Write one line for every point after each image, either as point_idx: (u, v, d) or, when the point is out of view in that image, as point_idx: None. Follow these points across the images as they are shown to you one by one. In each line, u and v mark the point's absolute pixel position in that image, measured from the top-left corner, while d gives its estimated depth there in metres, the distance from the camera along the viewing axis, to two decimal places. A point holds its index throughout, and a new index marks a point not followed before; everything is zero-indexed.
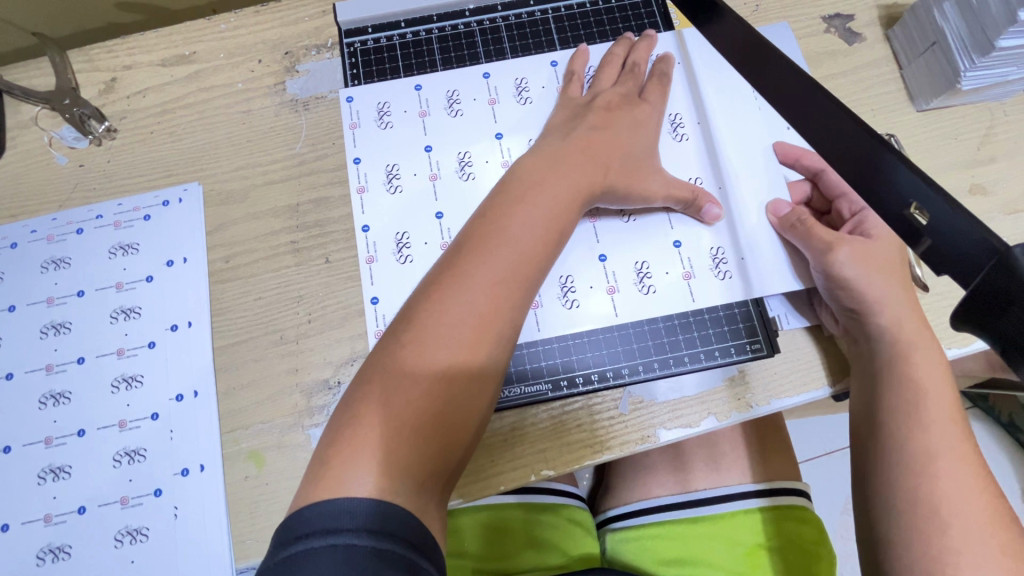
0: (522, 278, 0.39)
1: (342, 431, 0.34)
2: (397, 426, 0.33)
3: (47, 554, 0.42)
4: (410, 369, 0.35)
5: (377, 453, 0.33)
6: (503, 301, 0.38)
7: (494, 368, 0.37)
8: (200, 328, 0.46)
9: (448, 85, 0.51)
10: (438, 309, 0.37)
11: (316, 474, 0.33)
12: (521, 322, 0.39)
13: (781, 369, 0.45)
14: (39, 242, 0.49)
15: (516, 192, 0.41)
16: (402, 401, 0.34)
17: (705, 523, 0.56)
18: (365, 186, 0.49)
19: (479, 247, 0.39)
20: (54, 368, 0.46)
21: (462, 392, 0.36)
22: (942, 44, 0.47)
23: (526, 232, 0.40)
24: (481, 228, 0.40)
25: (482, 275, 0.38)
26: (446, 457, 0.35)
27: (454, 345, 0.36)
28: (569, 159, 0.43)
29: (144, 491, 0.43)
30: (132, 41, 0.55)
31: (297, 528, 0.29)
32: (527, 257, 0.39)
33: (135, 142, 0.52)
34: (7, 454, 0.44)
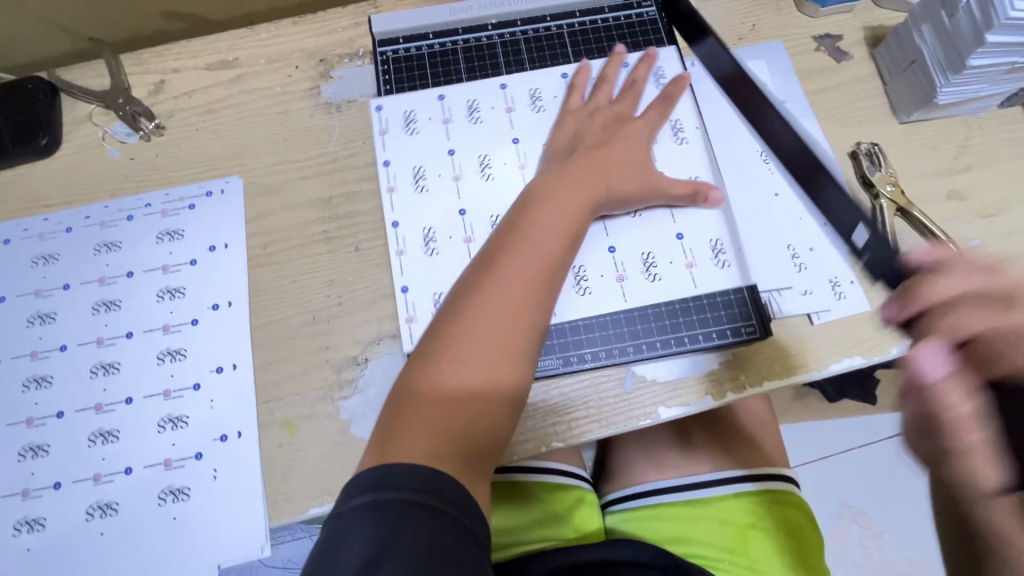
0: (546, 280, 0.45)
1: (399, 412, 0.40)
2: (446, 408, 0.40)
3: (96, 510, 0.46)
4: (451, 363, 0.41)
5: (427, 433, 0.39)
6: (530, 300, 0.44)
7: (528, 357, 0.43)
8: (239, 308, 0.51)
9: (466, 95, 0.56)
10: (474, 309, 0.43)
11: (379, 445, 0.39)
12: (547, 317, 0.45)
13: (772, 352, 0.48)
14: (93, 227, 0.53)
15: (536, 205, 0.47)
16: (445, 387, 0.41)
17: (701, 504, 0.62)
18: (395, 185, 0.54)
19: (510, 258, 0.44)
20: (105, 341, 0.50)
21: (501, 377, 0.42)
22: (920, 62, 0.52)
23: (544, 240, 0.46)
24: (508, 239, 0.46)
25: (511, 279, 0.44)
26: (489, 436, 0.41)
27: (490, 339, 0.42)
28: (577, 175, 0.49)
29: (186, 454, 0.47)
30: (180, 47, 0.60)
31: (349, 488, 0.36)
32: (549, 263, 0.45)
33: (181, 138, 0.57)
34: (61, 418, 0.48)
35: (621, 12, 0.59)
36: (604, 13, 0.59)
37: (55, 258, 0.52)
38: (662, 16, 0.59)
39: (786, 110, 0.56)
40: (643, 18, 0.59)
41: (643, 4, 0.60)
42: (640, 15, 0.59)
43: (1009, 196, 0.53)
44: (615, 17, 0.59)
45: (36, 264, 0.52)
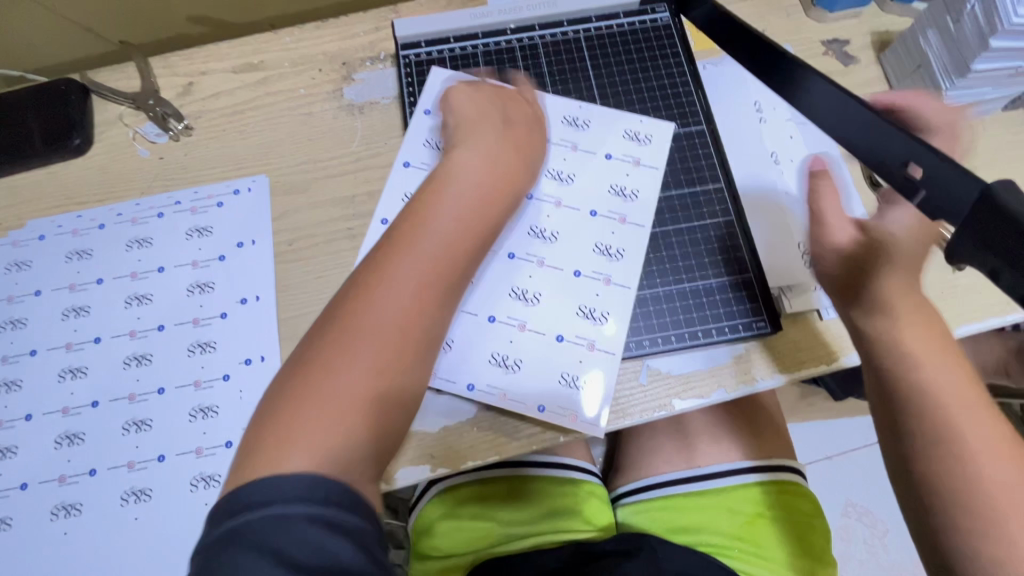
0: (442, 274, 0.43)
1: (274, 417, 0.37)
2: (330, 415, 0.37)
3: (131, 496, 0.47)
4: (340, 363, 0.38)
5: (311, 439, 0.36)
6: (426, 296, 0.42)
7: (420, 359, 0.41)
8: (267, 302, 0.52)
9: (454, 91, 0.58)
10: (356, 308, 0.40)
11: (250, 457, 0.36)
12: (444, 314, 0.43)
13: (782, 345, 0.50)
14: (125, 224, 0.55)
15: (441, 197, 0.46)
16: (329, 392, 0.38)
17: (711, 495, 0.63)
18: (408, 190, 0.55)
19: (402, 250, 0.42)
20: (137, 334, 0.51)
21: (391, 377, 0.40)
22: (926, 66, 0.54)
23: (440, 233, 0.44)
24: (406, 230, 0.44)
25: (400, 274, 0.42)
26: (382, 436, 0.39)
27: (376, 339, 0.39)
28: (483, 172, 0.48)
29: (217, 442, 0.48)
30: (207, 51, 0.62)
31: (244, 500, 0.33)
32: (447, 258, 0.43)
33: (209, 138, 0.58)
34: (95, 407, 0.49)
35: (637, 18, 0.60)
36: (620, 19, 0.60)
37: (88, 253, 0.54)
38: (677, 21, 0.60)
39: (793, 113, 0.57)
40: (658, 24, 0.60)
41: (657, 10, 0.61)
42: (654, 21, 0.60)
43: None
44: (631, 23, 0.60)
45: (70, 259, 0.54)
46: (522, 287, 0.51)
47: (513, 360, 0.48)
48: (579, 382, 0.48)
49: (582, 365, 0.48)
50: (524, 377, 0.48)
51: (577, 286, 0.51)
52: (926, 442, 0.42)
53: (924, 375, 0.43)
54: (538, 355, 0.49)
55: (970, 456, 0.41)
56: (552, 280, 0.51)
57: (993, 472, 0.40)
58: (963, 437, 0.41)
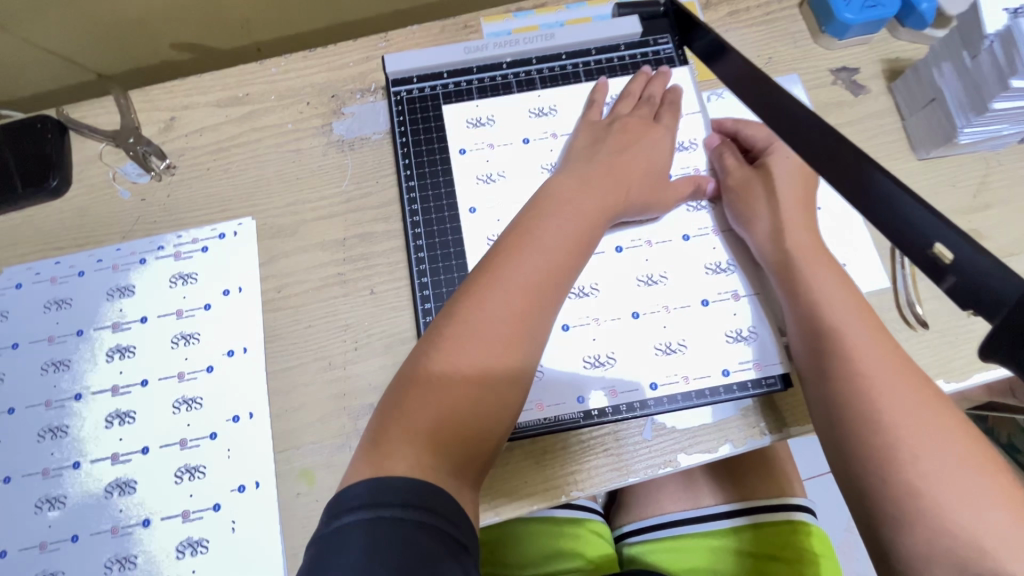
0: (549, 287, 0.43)
1: (391, 415, 0.39)
2: (442, 417, 0.39)
3: (114, 563, 0.45)
4: (446, 365, 0.40)
5: (418, 441, 0.38)
6: (535, 306, 0.42)
7: (528, 366, 0.42)
8: (255, 354, 0.50)
9: (470, 114, 0.56)
10: (470, 310, 0.41)
11: (365, 453, 0.38)
12: (549, 326, 0.44)
13: (791, 400, 0.48)
14: (106, 270, 0.53)
15: (546, 211, 0.46)
16: (442, 393, 0.39)
17: (720, 535, 0.62)
18: (491, 231, 0.52)
19: (509, 259, 0.43)
20: (120, 390, 0.49)
21: (499, 386, 0.41)
22: (941, 101, 0.51)
23: (556, 243, 0.44)
24: (513, 241, 0.44)
25: (515, 282, 0.42)
26: (482, 440, 0.40)
27: (490, 343, 0.41)
28: (598, 179, 0.48)
29: (204, 505, 0.47)
30: (189, 83, 0.59)
31: (340, 506, 0.34)
32: (556, 271, 0.44)
33: (193, 178, 0.56)
34: (77, 469, 0.47)
35: (638, 50, 0.58)
36: (621, 51, 0.58)
37: (67, 302, 0.52)
38: (680, 53, 0.58)
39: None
40: (660, 56, 0.58)
41: (659, 41, 0.58)
42: (656, 53, 0.58)
43: None
44: (632, 55, 0.58)
45: (48, 309, 0.52)
46: (646, 273, 0.51)
47: (677, 343, 0.49)
48: (752, 331, 0.49)
49: (739, 313, 0.49)
50: (697, 355, 0.48)
51: (692, 257, 0.51)
52: (841, 366, 0.41)
53: (821, 300, 0.44)
54: (698, 327, 0.49)
55: (873, 379, 0.40)
56: (662, 258, 0.51)
57: (896, 394, 0.39)
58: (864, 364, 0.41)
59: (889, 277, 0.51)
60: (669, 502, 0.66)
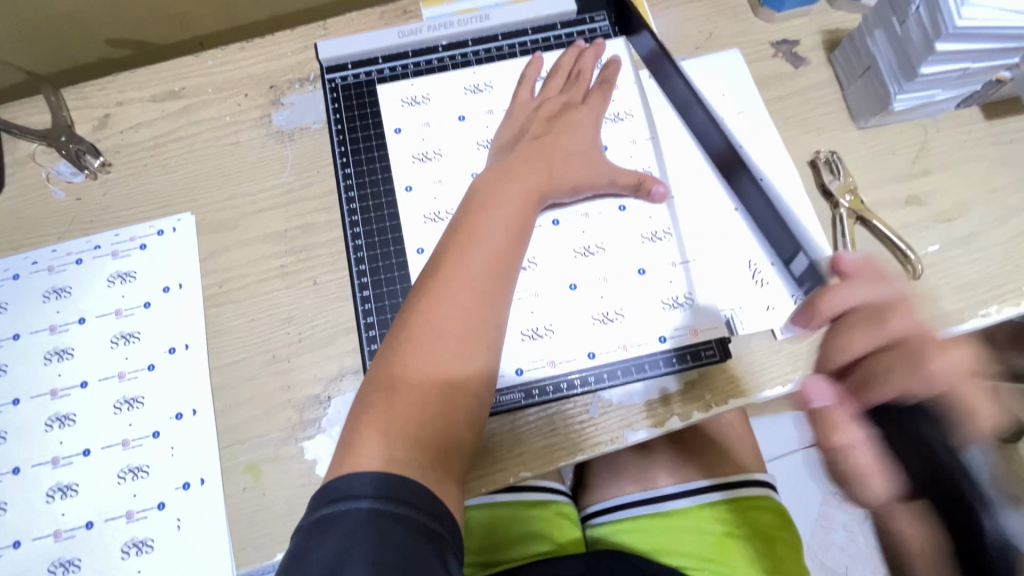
0: (502, 261, 0.44)
1: (359, 414, 0.39)
2: (409, 418, 0.38)
3: (58, 567, 0.45)
4: (407, 350, 0.40)
5: (386, 436, 0.37)
6: (488, 280, 0.43)
7: (490, 355, 0.42)
8: (196, 350, 0.50)
9: (406, 93, 0.56)
10: (422, 314, 0.41)
11: (341, 454, 0.38)
12: (507, 297, 0.43)
13: (734, 371, 0.48)
14: (41, 272, 0.52)
15: (486, 198, 0.46)
16: (404, 394, 0.39)
17: (679, 514, 0.62)
18: (428, 210, 0.52)
19: (457, 245, 0.43)
20: (58, 393, 0.49)
21: (462, 360, 0.40)
22: (875, 69, 0.52)
23: (501, 222, 0.45)
24: (460, 228, 0.45)
25: (465, 262, 0.43)
26: (455, 412, 0.40)
27: (448, 342, 0.40)
28: (528, 160, 0.48)
29: (148, 504, 0.46)
30: (124, 79, 0.58)
31: (329, 493, 0.34)
32: (504, 246, 0.44)
33: (129, 175, 0.55)
34: (17, 475, 0.47)
35: (575, 28, 0.58)
36: (557, 30, 0.58)
37: (3, 306, 0.51)
38: (616, 31, 0.58)
39: (722, 86, 0.57)
40: (596, 34, 0.57)
41: (596, 19, 0.58)
42: (593, 31, 0.58)
43: (967, 199, 0.53)
44: (568, 34, 0.57)
45: None
46: (582, 245, 0.50)
47: (614, 312, 0.49)
48: (688, 297, 0.49)
49: (677, 281, 0.50)
50: (635, 322, 0.49)
51: (629, 228, 0.51)
52: None
53: None
54: (635, 295, 0.49)
55: None
56: (598, 230, 0.51)
57: None
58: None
59: (830, 246, 0.52)
60: (631, 483, 0.66)
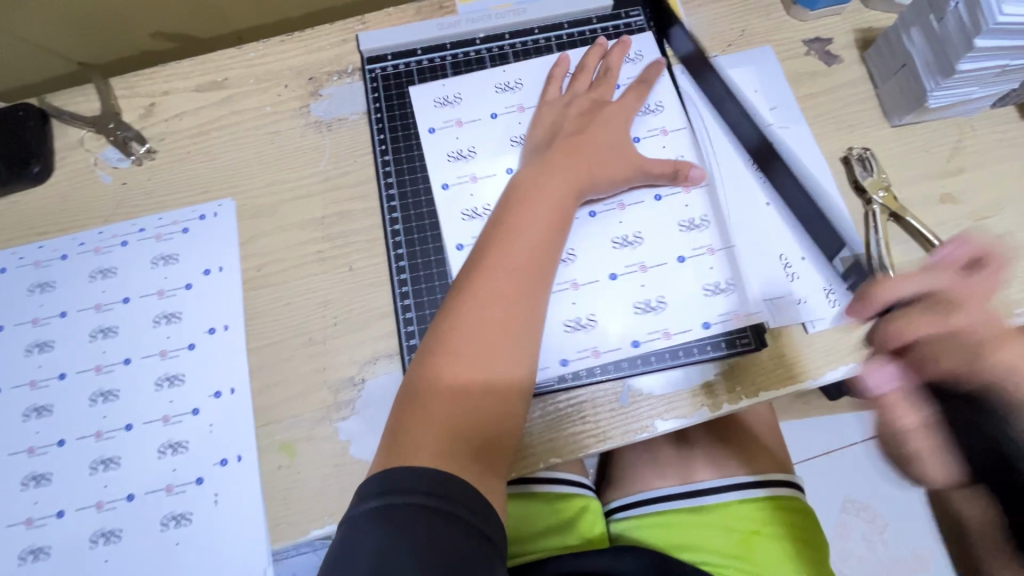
0: (538, 261, 0.45)
1: (404, 409, 0.41)
2: (451, 417, 0.40)
3: (100, 537, 0.46)
4: (448, 349, 0.41)
5: (432, 431, 0.39)
6: (525, 281, 0.44)
7: (526, 351, 0.43)
8: (235, 331, 0.51)
9: (438, 91, 0.57)
10: (461, 313, 0.42)
11: (389, 449, 0.39)
12: (543, 296, 0.45)
13: (764, 362, 0.48)
14: (88, 253, 0.54)
15: (521, 199, 0.47)
16: (449, 393, 0.40)
17: (707, 510, 0.62)
18: (465, 206, 0.53)
19: (496, 246, 0.45)
20: (103, 368, 0.50)
21: (501, 358, 0.42)
22: (911, 66, 0.52)
23: (536, 224, 0.46)
24: (497, 229, 0.46)
25: (503, 263, 0.44)
26: (496, 406, 0.41)
27: (490, 342, 0.42)
28: (561, 160, 0.49)
29: (187, 479, 0.47)
30: (169, 70, 0.60)
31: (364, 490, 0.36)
32: (541, 247, 0.45)
33: (173, 162, 0.57)
34: (62, 446, 0.48)
35: (609, 23, 0.59)
36: (593, 24, 0.59)
37: (51, 285, 0.53)
38: (651, 26, 0.59)
39: (753, 82, 0.57)
40: (633, 28, 0.59)
41: (631, 14, 0.59)
42: (628, 26, 0.59)
43: (1002, 198, 0.53)
44: (604, 28, 0.59)
45: (33, 292, 0.53)
46: (618, 236, 0.51)
47: (656, 300, 0.49)
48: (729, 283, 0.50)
49: (716, 269, 0.50)
50: (671, 312, 0.49)
51: (665, 217, 0.52)
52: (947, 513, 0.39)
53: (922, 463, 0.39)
54: (673, 282, 0.50)
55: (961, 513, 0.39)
56: (635, 219, 0.51)
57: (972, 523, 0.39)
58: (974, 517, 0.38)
59: (863, 244, 0.51)
60: (656, 478, 0.66)
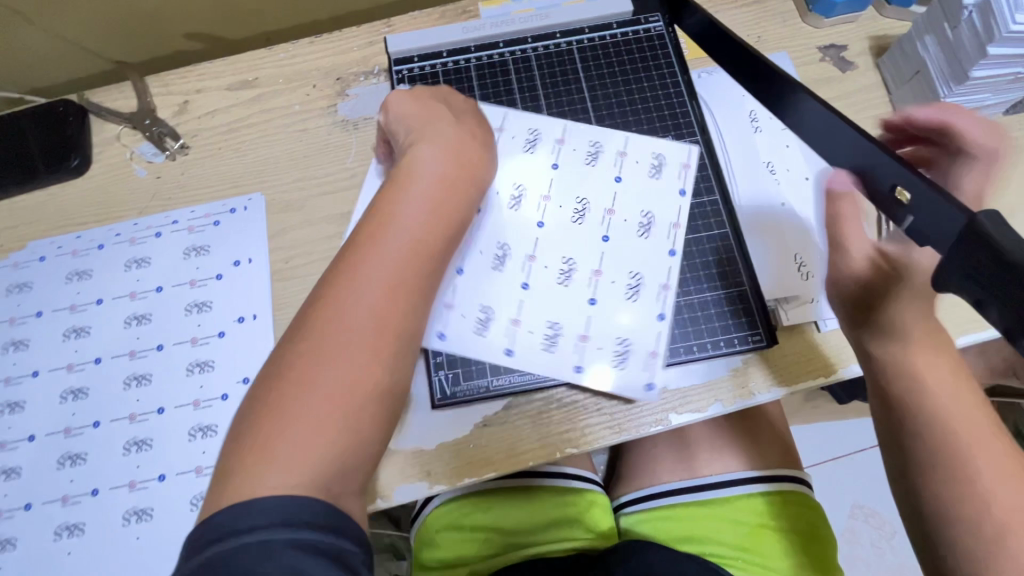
0: (415, 274, 0.41)
1: (251, 434, 0.35)
2: (304, 445, 0.35)
3: (132, 515, 0.48)
4: (310, 364, 0.37)
5: (285, 457, 0.34)
6: (398, 294, 0.40)
7: (398, 373, 0.39)
8: (263, 320, 0.53)
9: (388, 168, 0.56)
10: (325, 327, 0.38)
11: (223, 482, 0.34)
12: (421, 316, 0.41)
13: (778, 359, 0.49)
14: (123, 243, 0.56)
15: (394, 201, 0.43)
16: (293, 408, 0.35)
17: (715, 504, 0.63)
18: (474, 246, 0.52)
19: (365, 253, 0.40)
20: (137, 354, 0.52)
21: (363, 379, 0.37)
22: (924, 73, 0.53)
23: (407, 232, 0.42)
24: (371, 233, 0.41)
25: (372, 275, 0.39)
26: (361, 436, 0.37)
27: (353, 355, 0.37)
28: (451, 166, 0.45)
29: (216, 461, 0.49)
30: (202, 69, 0.62)
31: (227, 527, 0.31)
32: (413, 258, 0.41)
33: (205, 157, 0.59)
34: (96, 428, 0.50)
35: (630, 28, 0.60)
36: (613, 29, 0.60)
37: (88, 273, 0.55)
38: (670, 31, 0.60)
39: None
40: (651, 34, 0.60)
41: (650, 20, 0.61)
42: (647, 31, 0.60)
43: (1014, 203, 0.54)
44: (624, 33, 0.60)
45: (71, 280, 0.55)
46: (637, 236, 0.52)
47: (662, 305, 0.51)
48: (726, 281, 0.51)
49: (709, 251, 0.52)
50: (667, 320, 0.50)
51: (633, 185, 0.54)
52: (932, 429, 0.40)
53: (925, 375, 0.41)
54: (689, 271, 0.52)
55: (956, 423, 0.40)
56: (587, 187, 0.54)
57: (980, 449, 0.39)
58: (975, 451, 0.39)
59: (876, 246, 0.53)
60: (667, 474, 0.67)
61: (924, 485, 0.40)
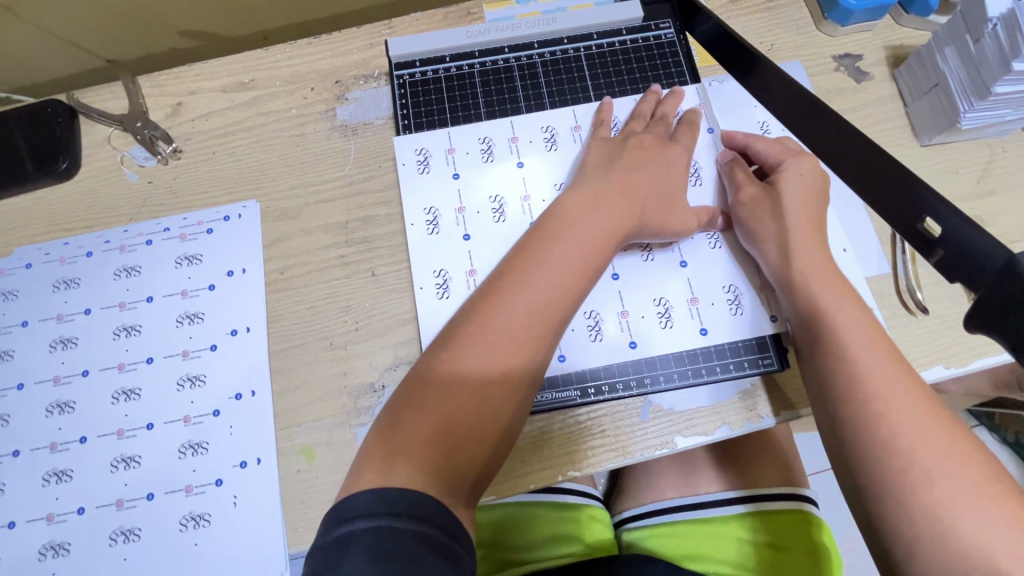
0: (558, 304, 0.42)
1: (392, 426, 0.38)
2: (432, 449, 0.37)
3: (119, 536, 0.46)
4: (453, 376, 0.39)
5: (414, 456, 0.37)
6: (539, 328, 0.41)
7: (524, 402, 0.41)
8: (257, 333, 0.51)
9: (408, 160, 0.55)
10: (467, 343, 0.40)
11: (358, 467, 0.37)
12: (555, 346, 0.42)
13: (787, 384, 0.48)
14: (113, 251, 0.54)
15: (554, 231, 0.44)
16: (436, 405, 0.39)
17: (718, 522, 0.61)
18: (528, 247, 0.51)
19: (515, 277, 0.42)
20: (126, 366, 0.50)
21: (492, 398, 0.39)
22: (943, 86, 0.51)
23: (561, 264, 0.43)
24: (521, 261, 0.43)
25: (518, 302, 0.41)
26: (482, 454, 0.39)
27: (490, 384, 0.39)
28: (611, 198, 0.46)
29: (206, 480, 0.47)
30: (196, 69, 0.60)
31: (343, 512, 0.34)
32: (560, 292, 0.42)
33: (199, 162, 0.57)
34: (83, 443, 0.49)
35: (640, 34, 0.59)
36: (622, 36, 0.59)
37: (76, 282, 0.53)
38: (681, 38, 0.59)
39: None
40: (661, 41, 0.59)
41: (661, 26, 0.59)
42: (657, 38, 0.59)
43: None
44: (633, 40, 0.59)
45: (58, 289, 0.53)
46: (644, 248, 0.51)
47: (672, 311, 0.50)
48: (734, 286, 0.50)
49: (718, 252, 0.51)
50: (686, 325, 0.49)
51: None
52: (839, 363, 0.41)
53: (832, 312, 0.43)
54: (700, 282, 0.50)
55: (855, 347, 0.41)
56: None
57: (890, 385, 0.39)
58: (873, 366, 0.40)
59: (890, 265, 0.51)
60: (668, 490, 0.66)
61: (849, 422, 0.39)
